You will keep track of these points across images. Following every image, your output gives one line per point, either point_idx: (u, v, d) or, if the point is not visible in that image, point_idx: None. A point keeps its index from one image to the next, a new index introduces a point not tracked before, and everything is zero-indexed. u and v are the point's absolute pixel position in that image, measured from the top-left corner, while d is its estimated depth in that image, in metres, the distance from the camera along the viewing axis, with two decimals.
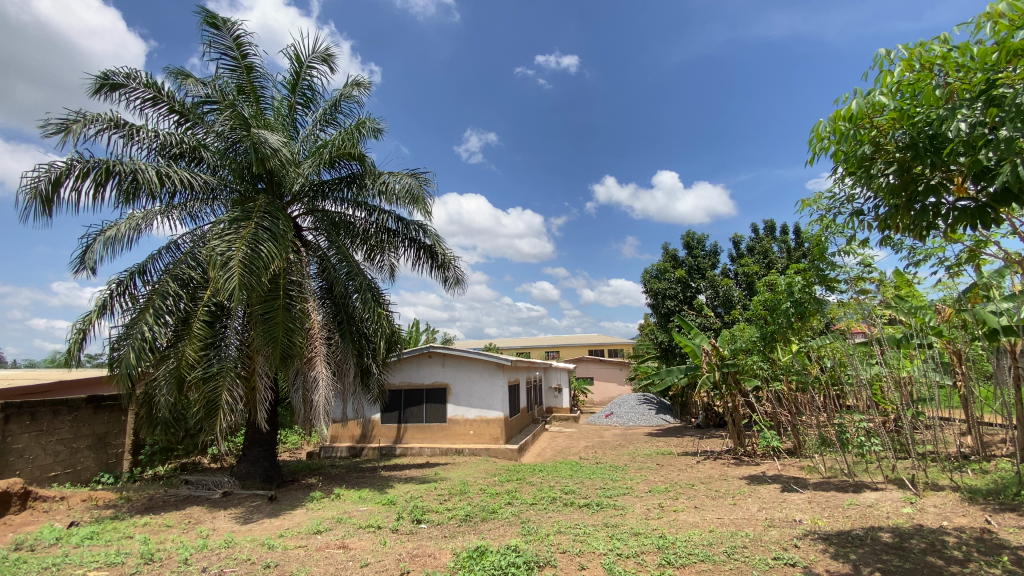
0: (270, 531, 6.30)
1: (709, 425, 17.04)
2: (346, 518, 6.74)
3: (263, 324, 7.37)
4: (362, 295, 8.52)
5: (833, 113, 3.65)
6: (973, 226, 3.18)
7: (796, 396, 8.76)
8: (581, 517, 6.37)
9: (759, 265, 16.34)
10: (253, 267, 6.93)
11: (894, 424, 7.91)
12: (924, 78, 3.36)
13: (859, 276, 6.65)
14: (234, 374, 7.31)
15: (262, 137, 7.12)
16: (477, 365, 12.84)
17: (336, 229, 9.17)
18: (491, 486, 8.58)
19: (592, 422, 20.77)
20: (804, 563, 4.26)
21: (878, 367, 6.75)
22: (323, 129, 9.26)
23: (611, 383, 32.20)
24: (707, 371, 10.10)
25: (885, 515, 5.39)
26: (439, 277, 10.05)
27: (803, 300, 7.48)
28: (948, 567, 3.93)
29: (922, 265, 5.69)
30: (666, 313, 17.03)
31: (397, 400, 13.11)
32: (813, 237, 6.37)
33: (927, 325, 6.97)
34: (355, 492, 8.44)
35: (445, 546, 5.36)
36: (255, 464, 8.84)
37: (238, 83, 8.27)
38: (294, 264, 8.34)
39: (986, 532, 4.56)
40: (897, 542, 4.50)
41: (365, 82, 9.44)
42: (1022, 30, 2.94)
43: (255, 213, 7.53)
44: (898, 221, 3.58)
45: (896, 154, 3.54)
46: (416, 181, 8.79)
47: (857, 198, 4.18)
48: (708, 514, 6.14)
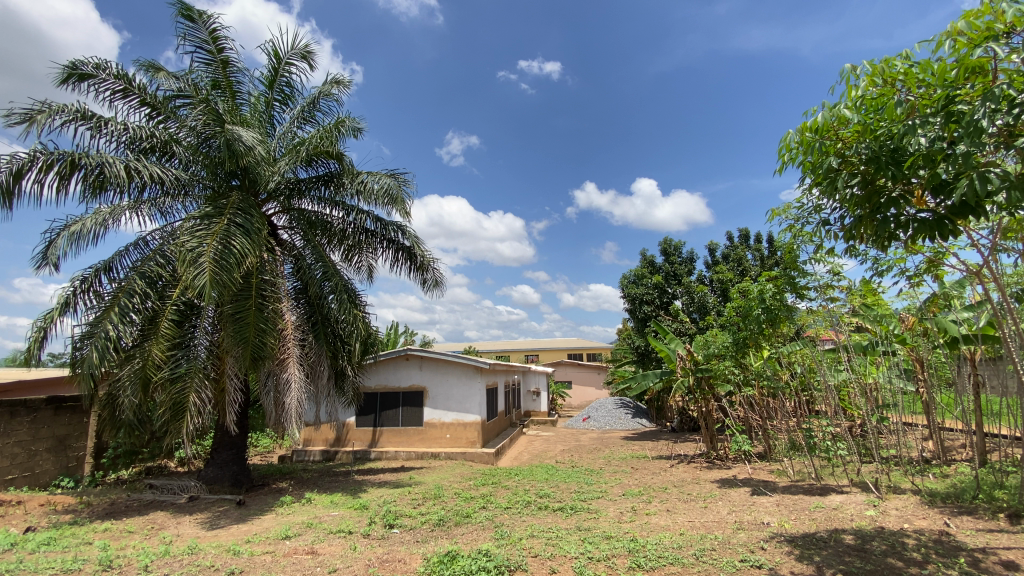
0: (237, 537, 6.13)
1: (684, 429, 17.27)
2: (317, 522, 6.60)
3: (234, 324, 7.19)
4: (338, 296, 8.38)
5: (800, 125, 3.78)
6: (932, 236, 3.28)
7: (766, 401, 8.96)
8: (555, 520, 6.39)
9: (733, 272, 16.70)
10: (224, 264, 6.76)
11: (860, 430, 8.13)
12: (887, 94, 3.49)
13: (828, 284, 6.79)
14: (202, 376, 7.10)
15: (236, 133, 6.98)
16: (454, 368, 12.75)
17: (313, 229, 9.04)
18: (466, 490, 8.52)
19: (569, 426, 20.86)
20: (770, 565, 4.33)
21: (845, 373, 6.93)
22: (300, 126, 9.12)
23: (589, 388, 32.47)
24: (681, 376, 10.39)
25: (848, 517, 5.54)
26: (417, 279, 9.97)
27: (773, 307, 7.67)
28: (907, 569, 4.04)
29: (885, 275, 5.81)
30: (643, 317, 17.27)
31: (373, 404, 12.94)
32: (785, 245, 6.49)
33: (890, 332, 7.30)
34: (327, 497, 8.30)
35: (416, 551, 5.29)
36: (223, 468, 8.60)
37: (213, 77, 8.11)
38: (268, 263, 8.15)
39: (944, 535, 4.72)
40: (859, 544, 4.63)
41: (345, 81, 9.34)
42: (980, 48, 3.06)
43: (227, 210, 7.37)
44: (862, 230, 3.69)
45: (860, 166, 3.65)
46: (395, 181, 8.70)
47: (824, 208, 4.32)
48: (679, 517, 6.21)
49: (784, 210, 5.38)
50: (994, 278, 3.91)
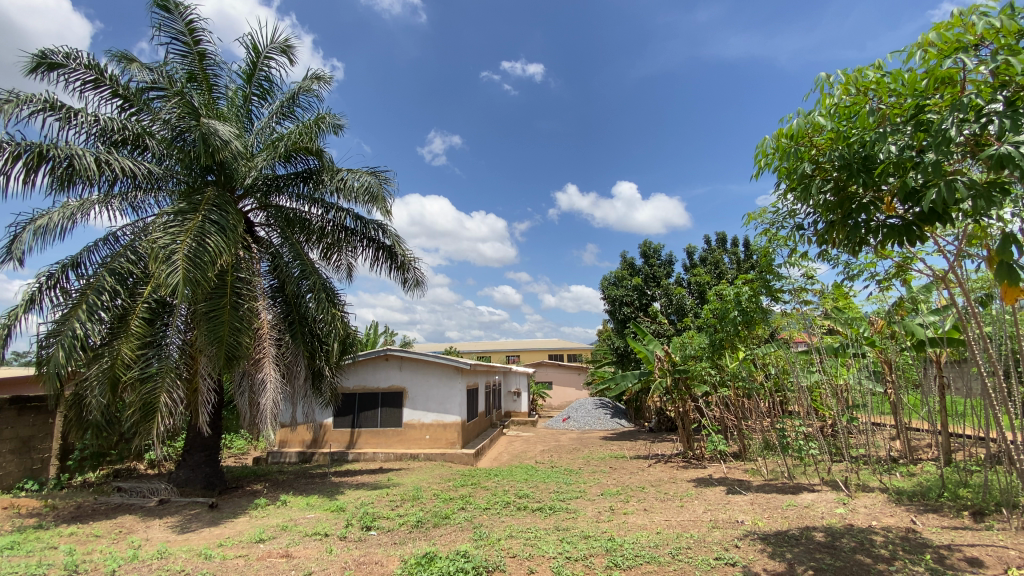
0: (208, 541, 5.98)
1: (662, 429, 17.48)
2: (292, 525, 6.49)
3: (207, 322, 7.01)
4: (317, 295, 8.24)
5: (777, 131, 3.86)
6: (900, 241, 3.39)
7: (741, 402, 9.15)
8: (534, 520, 6.40)
9: (710, 275, 16.99)
10: (198, 262, 6.59)
11: (831, 429, 8.34)
12: (860, 102, 3.58)
13: (802, 288, 6.92)
14: (174, 375, 6.91)
15: (212, 127, 6.82)
16: (435, 368, 12.67)
17: (291, 226, 8.88)
18: (444, 491, 8.46)
19: (550, 426, 20.93)
20: (744, 563, 4.41)
21: (818, 375, 7.12)
22: (280, 121, 8.96)
23: (570, 388, 32.65)
24: (659, 376, 10.55)
25: (819, 515, 5.67)
26: (398, 279, 9.87)
27: (749, 309, 7.79)
28: (875, 565, 4.16)
29: (856, 279, 5.92)
30: (622, 319, 17.47)
31: (351, 404, 12.78)
32: (761, 248, 6.59)
33: (861, 335, 7.49)
34: (303, 499, 8.15)
35: (393, 553, 5.25)
36: (195, 470, 8.39)
37: (189, 70, 7.91)
38: (244, 260, 7.98)
39: (911, 532, 4.88)
40: (829, 541, 4.75)
41: (326, 76, 9.20)
42: (949, 59, 3.15)
43: (202, 206, 7.19)
44: (835, 235, 3.79)
45: (833, 173, 3.75)
46: (376, 179, 8.61)
47: (799, 212, 4.42)
48: (656, 516, 6.28)
49: (760, 214, 5.48)
50: (959, 283, 4.00)
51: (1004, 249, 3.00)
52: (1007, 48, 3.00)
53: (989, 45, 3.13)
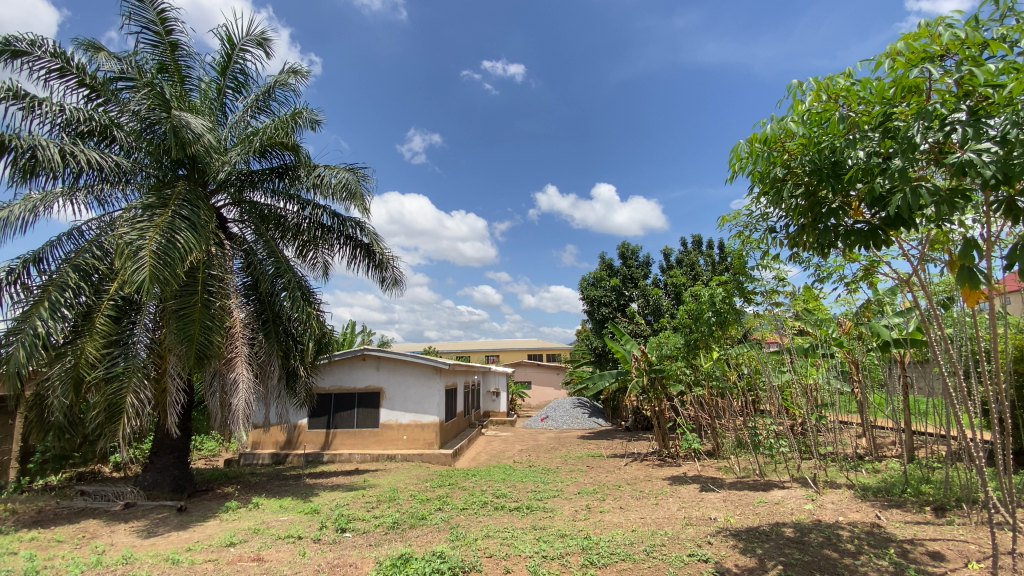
0: (177, 545, 5.82)
1: (638, 428, 17.69)
2: (264, 528, 6.35)
3: (177, 320, 6.81)
4: (291, 293, 8.07)
5: (751, 135, 3.94)
6: (867, 246, 3.50)
7: (715, 401, 9.34)
8: (511, 520, 6.39)
9: (686, 276, 17.28)
10: (167, 258, 6.37)
11: (801, 428, 8.56)
12: (830, 109, 3.68)
13: (774, 289, 7.08)
14: (142, 375, 6.68)
15: (183, 120, 6.62)
16: (413, 368, 12.56)
17: (265, 222, 8.70)
18: (421, 492, 8.41)
19: (528, 426, 20.96)
20: (716, 559, 4.50)
21: (788, 374, 7.32)
22: (255, 116, 8.77)
23: (548, 388, 32.79)
24: (636, 376, 10.69)
25: (789, 512, 5.82)
26: (376, 277, 9.76)
27: (723, 310, 7.89)
28: (841, 559, 4.28)
29: (826, 281, 6.03)
30: (600, 319, 17.65)
31: (326, 405, 12.59)
32: (736, 251, 6.72)
33: (829, 335, 7.65)
34: (276, 501, 7.99)
35: (368, 555, 5.18)
36: (163, 473, 8.13)
37: (159, 60, 7.67)
38: (216, 257, 7.78)
39: (875, 527, 5.04)
40: (798, 536, 4.88)
41: (303, 71, 9.04)
42: (916, 68, 3.25)
43: (172, 201, 6.98)
44: (805, 238, 3.89)
45: (804, 178, 3.85)
46: (353, 176, 8.48)
47: (771, 216, 4.52)
48: (631, 514, 6.35)
49: (735, 217, 5.57)
50: (924, 286, 4.08)
51: (965, 254, 3.11)
52: (970, 60, 3.11)
53: (954, 56, 3.24)
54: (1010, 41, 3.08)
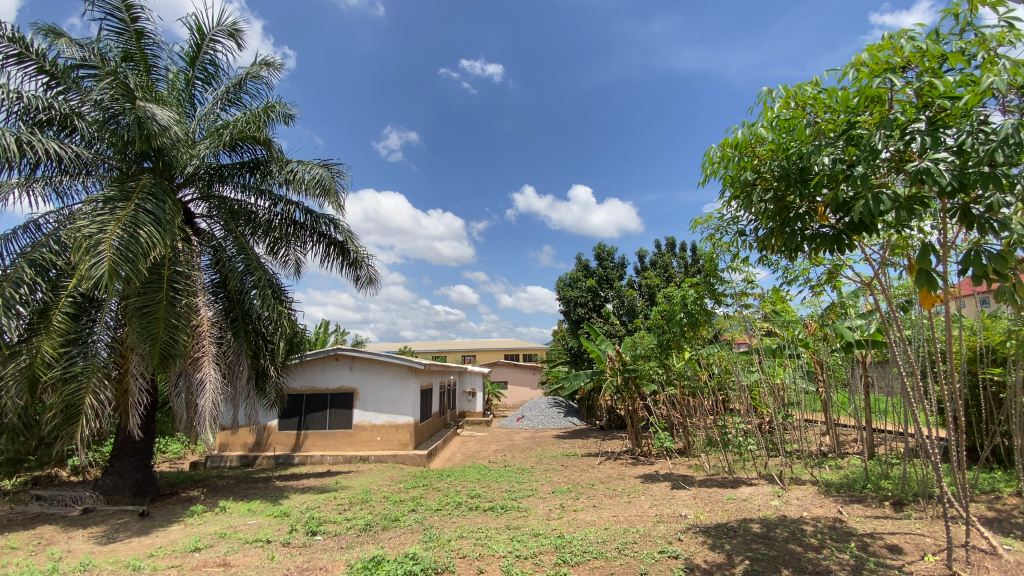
0: (138, 551, 5.61)
1: (612, 426, 17.90)
2: (231, 532, 6.18)
3: (140, 319, 6.57)
4: (262, 291, 7.87)
5: (723, 140, 4.03)
6: (831, 250, 3.60)
7: (686, 401, 9.53)
8: (485, 520, 6.38)
9: (660, 278, 17.58)
10: (128, 254, 6.11)
11: (769, 426, 8.79)
12: (798, 116, 3.79)
13: (743, 291, 7.24)
14: (102, 375, 6.42)
15: (148, 111, 6.39)
16: (387, 368, 12.40)
17: (235, 218, 8.49)
18: (395, 493, 8.31)
19: (504, 425, 20.95)
20: (686, 555, 4.58)
21: (756, 374, 7.52)
22: (225, 108, 8.53)
23: (524, 388, 32.88)
24: (610, 376, 10.83)
25: (756, 508, 5.98)
26: (350, 276, 9.60)
27: (694, 312, 8.00)
28: (805, 553, 4.42)
29: (793, 284, 6.15)
30: (576, 319, 17.83)
31: (297, 406, 12.34)
32: (707, 253, 6.85)
33: (796, 336, 7.86)
34: (243, 505, 7.78)
35: (339, 558, 5.10)
36: (124, 476, 7.82)
37: (124, 48, 7.38)
38: (183, 253, 7.53)
39: (838, 521, 5.23)
40: (764, 532, 5.02)
41: (276, 63, 8.83)
42: (879, 78, 3.36)
43: (135, 194, 6.73)
44: (774, 241, 4.00)
45: (772, 183, 3.97)
46: (328, 172, 8.32)
47: (741, 219, 4.63)
48: (605, 512, 6.42)
49: (707, 219, 5.66)
50: (884, 289, 4.23)
51: (922, 258, 3.25)
52: (930, 72, 3.24)
53: (914, 67, 3.36)
54: (968, 54, 3.21)
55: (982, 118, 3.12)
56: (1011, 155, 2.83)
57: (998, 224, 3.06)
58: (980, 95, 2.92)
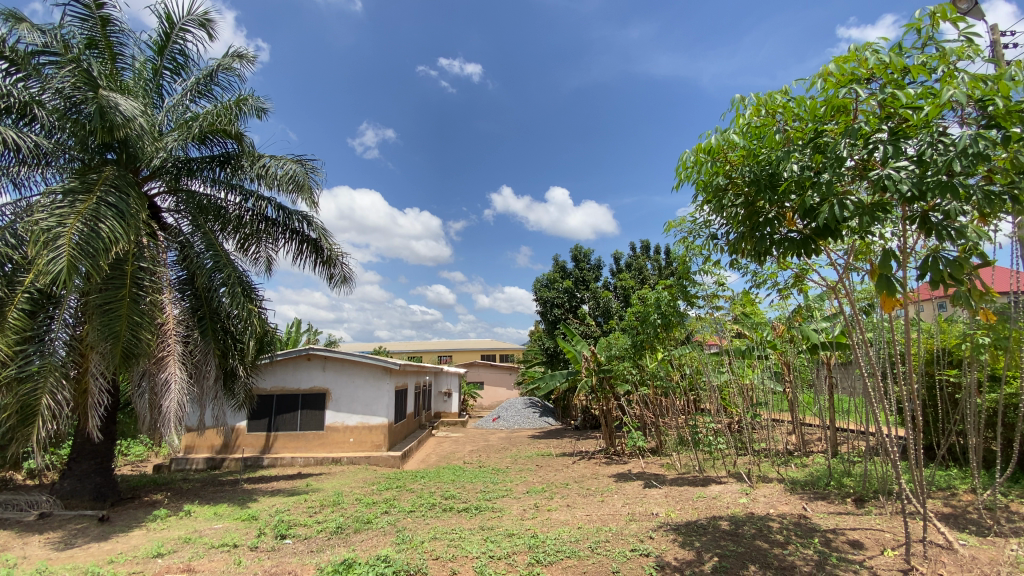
0: (97, 557, 5.39)
1: (587, 426, 18.06)
2: (196, 537, 6.00)
3: (101, 316, 6.31)
4: (231, 288, 7.65)
5: (696, 145, 4.11)
6: (798, 254, 3.71)
7: (659, 401, 9.69)
8: (458, 521, 6.33)
9: (635, 280, 17.84)
10: (90, 249, 5.86)
11: (738, 426, 9.01)
12: (768, 123, 3.89)
13: (714, 294, 7.40)
14: (59, 374, 6.14)
15: (111, 101, 6.15)
16: (361, 369, 12.22)
17: (204, 213, 8.24)
18: (368, 496, 8.19)
19: (479, 426, 20.91)
20: (657, 553, 4.65)
21: (726, 374, 7.70)
22: (194, 100, 8.28)
23: (500, 388, 32.89)
24: (585, 376, 10.95)
25: (725, 505, 6.12)
26: (323, 274, 9.43)
27: (667, 313, 8.11)
28: (770, 549, 4.55)
29: (762, 287, 6.30)
30: (552, 320, 17.93)
31: (267, 407, 12.07)
32: (680, 256, 6.96)
33: (764, 338, 8.05)
34: (210, 508, 7.56)
35: (309, 562, 5.00)
36: (83, 480, 7.50)
37: (88, 35, 7.09)
38: (148, 249, 7.26)
39: (802, 518, 5.39)
40: (732, 529, 5.13)
41: (249, 55, 8.62)
42: (845, 88, 3.47)
43: (97, 187, 6.48)
44: (744, 245, 4.10)
45: (743, 189, 4.07)
46: (301, 167, 8.15)
47: (712, 223, 4.73)
48: (578, 511, 6.46)
49: (680, 222, 5.75)
50: (848, 293, 4.36)
51: (884, 263, 3.37)
52: (893, 84, 3.36)
53: (878, 79, 3.48)
54: (929, 68, 3.35)
55: (941, 129, 3.26)
56: (967, 164, 2.97)
57: (954, 232, 3.20)
58: (940, 107, 3.05)
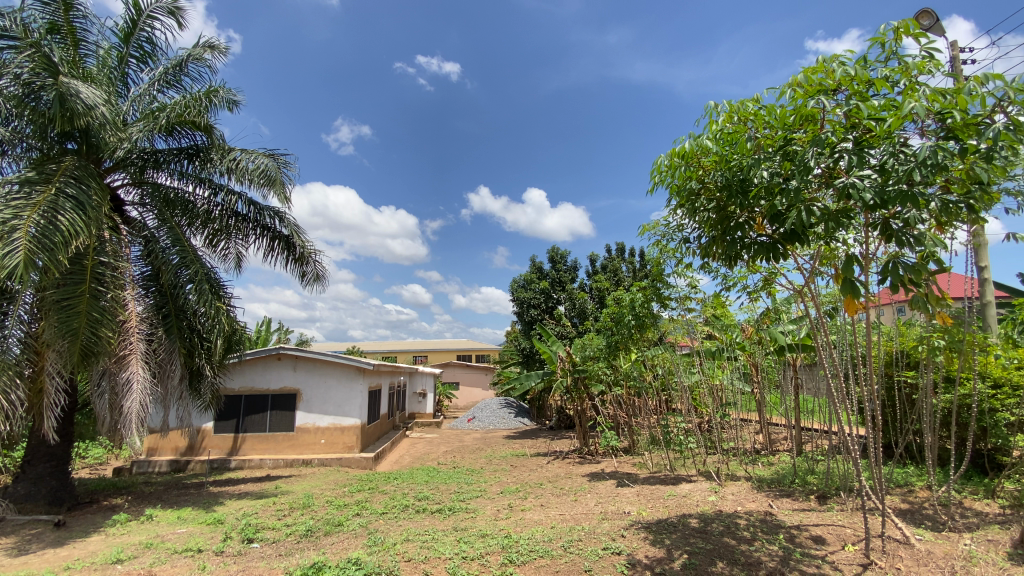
0: (52, 564, 5.15)
1: (561, 426, 18.18)
2: (158, 542, 5.79)
3: (59, 313, 6.04)
4: (198, 285, 7.42)
5: (671, 150, 4.16)
6: (767, 258, 3.82)
7: (632, 401, 9.83)
8: (431, 523, 6.28)
9: (610, 282, 18.07)
10: (47, 242, 5.59)
11: (707, 426, 9.21)
12: (740, 130, 3.97)
13: (687, 296, 7.54)
14: (12, 373, 5.83)
15: (73, 89, 5.89)
16: (334, 369, 12.00)
17: (170, 207, 7.98)
18: (339, 498, 8.05)
19: (454, 426, 20.80)
20: (628, 551, 4.70)
21: (697, 375, 7.86)
22: (162, 90, 8.01)
23: (476, 388, 32.81)
24: (561, 376, 11.03)
25: (695, 503, 6.25)
26: (295, 271, 9.24)
27: (641, 314, 8.21)
28: (738, 545, 4.66)
29: (732, 289, 6.44)
30: (529, 321, 17.99)
31: (235, 408, 11.77)
32: (654, 259, 7.08)
33: (734, 339, 8.24)
34: (173, 512, 7.31)
35: (277, 566, 4.88)
36: (38, 484, 7.17)
37: (50, 20, 6.78)
38: (110, 243, 6.98)
39: (768, 514, 5.55)
40: (701, 526, 5.24)
41: (221, 46, 8.39)
42: (814, 97, 3.57)
43: (56, 177, 6.21)
44: (716, 248, 4.21)
45: (715, 194, 4.17)
46: (273, 162, 7.96)
47: (685, 227, 4.82)
48: (552, 511, 6.50)
49: (654, 226, 5.85)
50: (813, 296, 4.50)
51: (847, 267, 3.49)
52: (858, 95, 3.49)
53: (844, 91, 3.61)
54: (892, 80, 3.49)
55: (902, 140, 3.41)
56: (926, 175, 3.10)
57: (913, 239, 3.34)
58: (902, 119, 3.18)
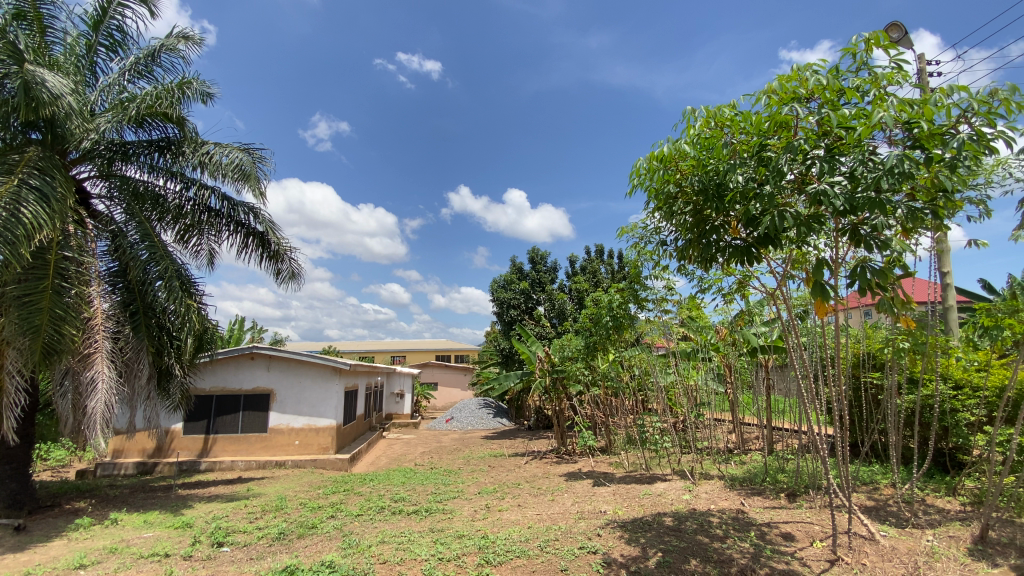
0: (9, 571, 4.93)
1: (539, 426, 18.24)
2: (124, 546, 5.60)
3: (19, 309, 5.79)
4: (168, 282, 7.21)
5: (650, 153, 4.21)
6: (741, 260, 3.91)
7: (609, 400, 9.92)
8: (407, 524, 6.24)
9: (589, 283, 18.21)
10: (8, 235, 5.36)
11: (682, 425, 9.36)
12: (717, 135, 4.05)
13: (663, 298, 7.64)
14: None
15: (38, 77, 5.65)
16: (309, 369, 11.78)
17: (139, 200, 7.73)
18: (313, 500, 7.92)
19: (432, 426, 20.66)
20: (604, 550, 4.75)
21: (673, 376, 7.98)
22: (133, 80, 7.76)
23: (454, 389, 32.68)
24: (539, 376, 11.07)
25: (669, 502, 6.35)
26: (270, 269, 9.04)
27: (619, 315, 8.31)
28: (711, 543, 4.75)
29: (708, 291, 6.55)
30: (508, 321, 18.01)
31: (206, 408, 11.47)
32: (632, 261, 7.17)
33: (709, 340, 8.39)
34: (140, 516, 7.08)
35: (247, 570, 4.77)
36: None
37: (15, 5, 6.50)
38: (76, 237, 6.72)
39: (740, 512, 5.67)
40: (675, 525, 5.32)
41: (195, 37, 8.17)
42: (788, 104, 3.67)
43: (18, 168, 5.95)
44: (692, 251, 4.28)
45: (692, 197, 4.24)
46: (248, 156, 7.77)
47: (662, 230, 4.89)
48: (529, 511, 6.52)
49: (632, 228, 5.93)
50: (785, 299, 4.61)
51: (818, 271, 3.60)
52: (830, 104, 3.59)
53: (817, 99, 3.71)
54: (862, 90, 3.61)
55: (870, 148, 3.53)
56: (893, 182, 3.22)
57: (879, 243, 3.46)
58: (871, 128, 3.29)
